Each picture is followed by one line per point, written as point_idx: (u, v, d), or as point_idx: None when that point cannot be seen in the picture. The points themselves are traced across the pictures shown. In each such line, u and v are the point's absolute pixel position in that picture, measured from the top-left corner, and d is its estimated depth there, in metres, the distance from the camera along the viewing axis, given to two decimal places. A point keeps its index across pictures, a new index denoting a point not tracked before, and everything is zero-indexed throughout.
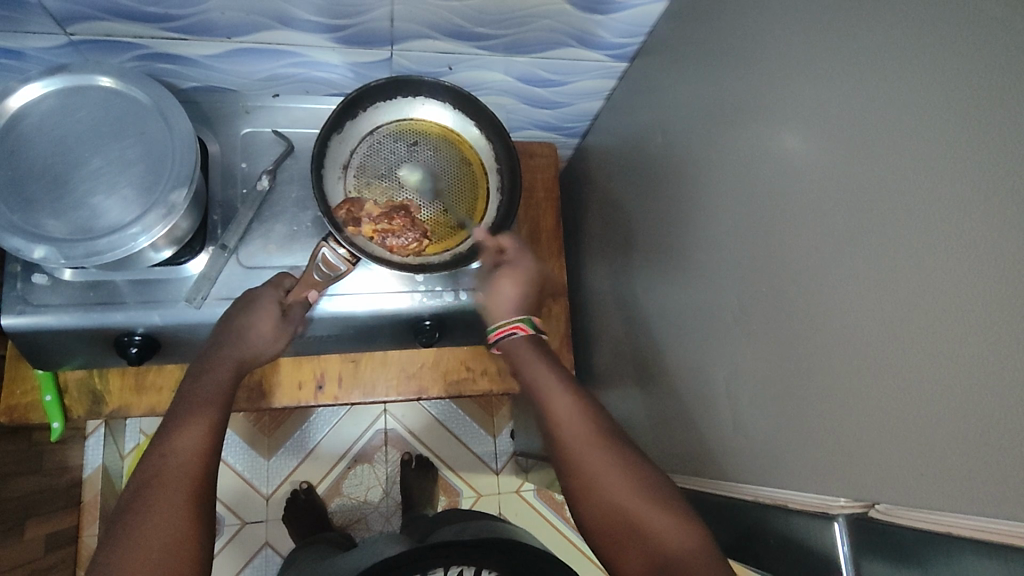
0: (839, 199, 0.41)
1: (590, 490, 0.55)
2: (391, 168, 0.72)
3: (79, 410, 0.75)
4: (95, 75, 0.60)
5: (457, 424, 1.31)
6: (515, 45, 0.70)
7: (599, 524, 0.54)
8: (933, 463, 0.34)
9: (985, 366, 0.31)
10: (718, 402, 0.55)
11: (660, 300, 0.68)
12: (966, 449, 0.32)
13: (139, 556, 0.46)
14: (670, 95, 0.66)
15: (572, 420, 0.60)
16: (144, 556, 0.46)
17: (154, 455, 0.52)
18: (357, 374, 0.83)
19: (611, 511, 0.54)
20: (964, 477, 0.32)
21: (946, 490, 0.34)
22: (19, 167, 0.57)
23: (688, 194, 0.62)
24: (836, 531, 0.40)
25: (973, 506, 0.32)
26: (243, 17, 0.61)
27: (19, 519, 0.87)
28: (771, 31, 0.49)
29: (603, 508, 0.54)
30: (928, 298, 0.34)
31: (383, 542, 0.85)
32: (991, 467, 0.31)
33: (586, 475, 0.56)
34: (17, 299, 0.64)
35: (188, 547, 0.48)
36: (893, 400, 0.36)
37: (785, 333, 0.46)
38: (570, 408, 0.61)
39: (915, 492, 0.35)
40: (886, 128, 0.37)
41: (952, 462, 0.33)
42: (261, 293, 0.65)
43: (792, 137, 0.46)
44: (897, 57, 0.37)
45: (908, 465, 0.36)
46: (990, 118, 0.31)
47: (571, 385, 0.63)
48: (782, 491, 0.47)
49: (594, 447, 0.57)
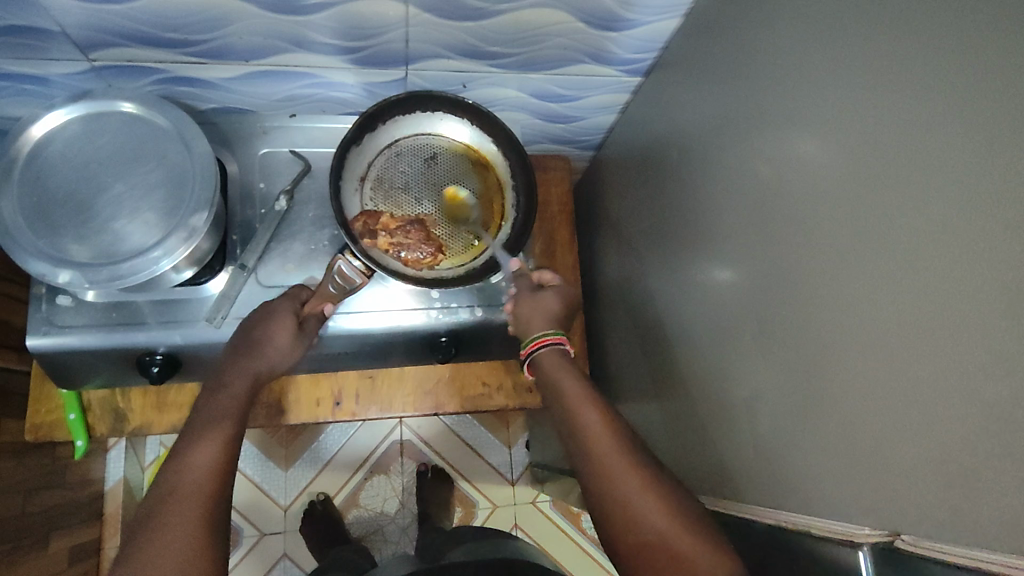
0: (857, 222, 0.41)
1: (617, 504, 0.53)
2: (408, 181, 0.72)
3: (102, 428, 0.76)
4: (117, 101, 0.61)
5: (473, 434, 1.31)
6: (528, 63, 0.71)
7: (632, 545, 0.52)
8: (959, 494, 0.34)
9: (1008, 398, 0.31)
10: (737, 422, 0.55)
11: (676, 314, 0.68)
12: (993, 482, 0.32)
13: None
14: (684, 110, 0.66)
15: (597, 431, 0.58)
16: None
17: (170, 471, 0.52)
18: (374, 390, 0.83)
19: (643, 534, 0.52)
20: (993, 511, 0.32)
21: (971, 525, 0.33)
22: (43, 192, 0.58)
23: (704, 212, 0.62)
24: (861, 560, 0.39)
25: (998, 539, 0.32)
26: (260, 41, 0.62)
27: (43, 532, 0.88)
28: (786, 52, 0.49)
29: (633, 529, 0.52)
30: (951, 330, 0.34)
31: (393, 568, 0.85)
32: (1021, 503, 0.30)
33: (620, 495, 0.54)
34: (42, 320, 0.65)
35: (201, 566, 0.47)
36: (918, 430, 0.36)
37: (803, 355, 0.46)
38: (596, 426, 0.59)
39: (941, 524, 0.35)
40: (904, 151, 0.37)
41: (979, 496, 0.32)
42: (278, 305, 0.66)
43: (809, 159, 0.46)
44: (914, 78, 0.37)
45: (931, 495, 0.35)
46: (1007, 142, 0.31)
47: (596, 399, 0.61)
48: (805, 515, 0.46)
49: (618, 461, 0.55)
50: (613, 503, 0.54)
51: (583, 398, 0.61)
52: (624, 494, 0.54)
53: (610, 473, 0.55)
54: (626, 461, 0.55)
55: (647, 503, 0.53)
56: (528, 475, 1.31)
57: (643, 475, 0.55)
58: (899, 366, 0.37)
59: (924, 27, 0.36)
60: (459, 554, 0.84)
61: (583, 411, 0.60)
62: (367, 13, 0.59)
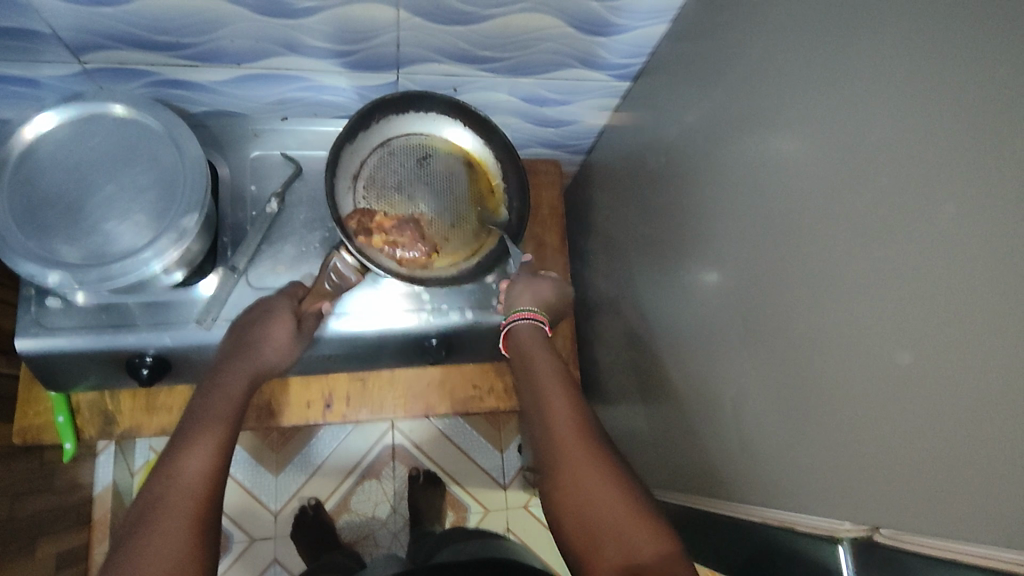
0: (841, 221, 0.41)
1: (564, 476, 0.52)
2: (401, 181, 0.73)
3: (91, 430, 0.75)
4: (108, 103, 0.61)
5: (464, 439, 1.31)
6: (519, 67, 0.71)
7: (570, 519, 0.50)
8: (939, 489, 0.34)
9: (985, 393, 0.31)
10: (724, 422, 0.55)
11: (665, 315, 0.68)
12: (970, 474, 0.32)
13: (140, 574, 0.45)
14: (672, 115, 0.67)
15: (560, 410, 0.58)
16: None
17: (162, 473, 0.52)
18: (365, 393, 0.83)
19: (582, 506, 0.50)
20: (971, 503, 0.32)
21: (951, 519, 0.33)
22: (33, 193, 0.58)
23: (691, 214, 0.62)
24: (841, 555, 0.40)
25: (979, 533, 0.32)
26: (251, 44, 0.62)
27: (29, 537, 0.88)
28: (770, 56, 0.50)
29: (575, 503, 0.51)
30: (930, 328, 0.34)
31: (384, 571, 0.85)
32: (997, 494, 0.31)
33: (569, 472, 0.52)
34: (31, 322, 0.65)
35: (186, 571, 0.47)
36: (898, 428, 0.36)
37: (787, 354, 0.46)
38: (563, 406, 0.58)
39: (921, 518, 0.35)
40: (886, 152, 0.38)
41: (957, 489, 0.33)
42: (277, 303, 0.67)
43: (792, 163, 0.46)
44: (894, 80, 0.38)
45: (910, 489, 0.36)
46: (985, 142, 0.32)
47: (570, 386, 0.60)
48: (788, 512, 0.46)
49: (574, 438, 0.55)
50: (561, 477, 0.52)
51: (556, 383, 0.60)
52: (572, 470, 0.52)
53: (564, 449, 0.54)
54: (585, 442, 0.54)
55: (604, 492, 0.50)
56: (520, 479, 1.31)
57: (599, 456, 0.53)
58: (880, 363, 0.38)
59: (905, 35, 0.37)
60: (449, 553, 0.84)
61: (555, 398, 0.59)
62: (359, 16, 0.59)
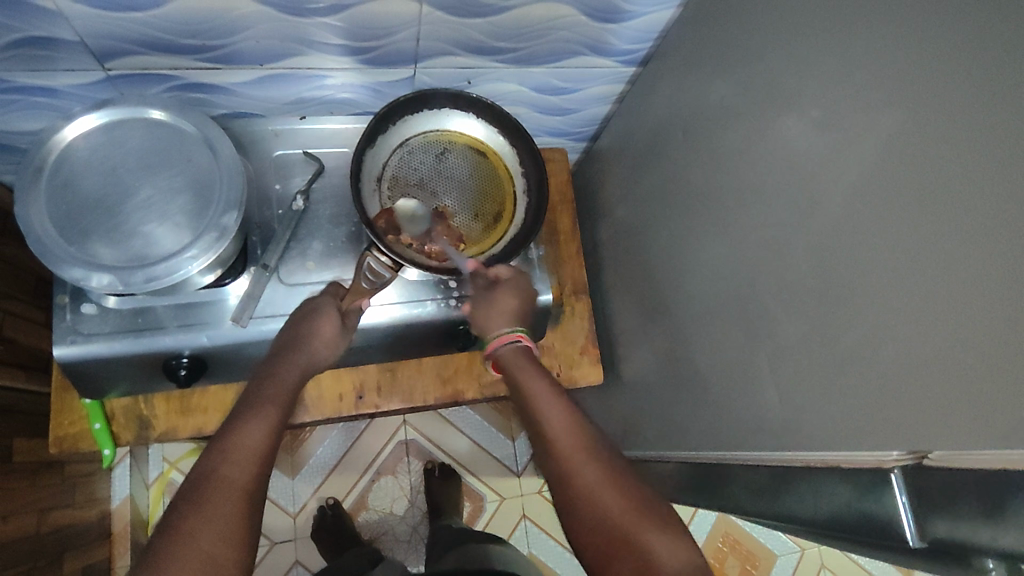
0: (846, 174, 0.44)
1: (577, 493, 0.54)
2: (423, 178, 0.75)
3: (128, 436, 0.75)
4: (145, 109, 0.62)
5: (477, 429, 1.33)
6: (530, 56, 0.74)
7: (585, 537, 0.53)
8: (958, 410, 0.36)
9: (995, 317, 0.33)
10: (750, 379, 0.58)
11: (681, 286, 0.71)
12: (989, 395, 0.34)
13: (189, 548, 0.47)
14: (676, 93, 0.70)
15: (558, 426, 0.59)
16: (195, 554, 0.47)
17: (216, 449, 0.53)
18: (395, 382, 0.84)
19: (592, 520, 0.53)
20: (989, 421, 0.34)
21: (972, 436, 0.36)
22: (74, 199, 0.59)
23: (700, 185, 0.65)
24: (895, 482, 0.43)
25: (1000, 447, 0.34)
26: (275, 44, 0.64)
27: (57, 552, 0.87)
28: (767, 27, 0.52)
29: (588, 521, 0.53)
30: (939, 262, 0.37)
31: None
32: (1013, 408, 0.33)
33: (580, 490, 0.54)
34: (67, 329, 0.66)
35: (233, 548, 0.48)
36: (918, 360, 0.39)
37: (805, 305, 0.49)
38: (560, 423, 0.59)
39: (947, 441, 0.38)
40: (885, 105, 0.40)
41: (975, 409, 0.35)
42: (321, 302, 0.68)
43: (797, 125, 0.49)
44: (886, 40, 0.40)
45: (932, 416, 0.38)
46: (978, 86, 0.34)
47: (560, 397, 0.62)
48: (833, 452, 0.49)
49: (579, 454, 0.57)
50: (570, 497, 0.55)
51: (546, 394, 0.62)
52: (584, 488, 0.54)
53: (571, 470, 0.56)
54: (588, 455, 0.56)
55: (615, 502, 0.53)
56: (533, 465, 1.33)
57: (606, 465, 0.55)
58: (893, 304, 0.40)
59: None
60: (453, 560, 0.89)
61: (552, 411, 0.60)
62: (380, 11, 0.61)
